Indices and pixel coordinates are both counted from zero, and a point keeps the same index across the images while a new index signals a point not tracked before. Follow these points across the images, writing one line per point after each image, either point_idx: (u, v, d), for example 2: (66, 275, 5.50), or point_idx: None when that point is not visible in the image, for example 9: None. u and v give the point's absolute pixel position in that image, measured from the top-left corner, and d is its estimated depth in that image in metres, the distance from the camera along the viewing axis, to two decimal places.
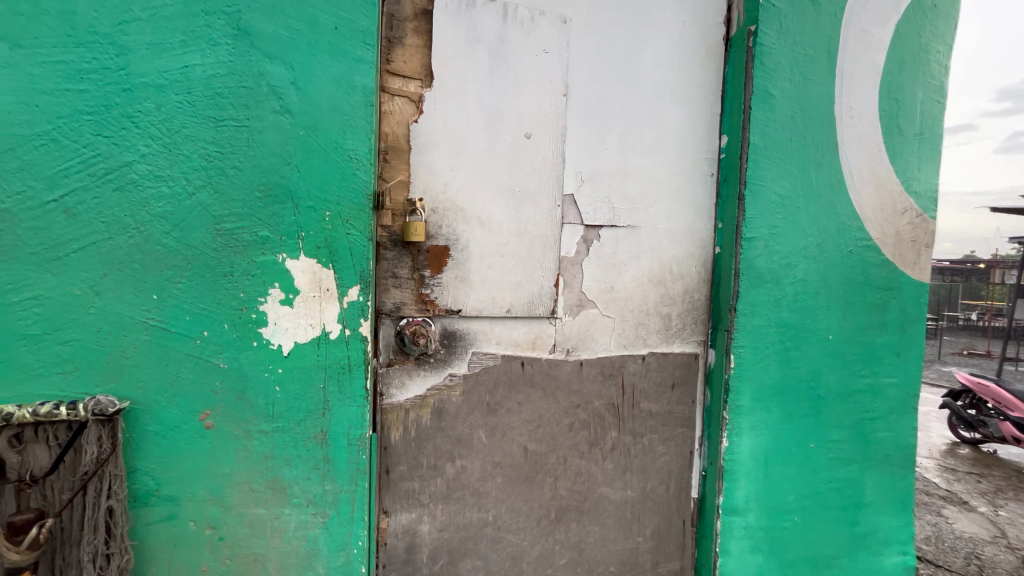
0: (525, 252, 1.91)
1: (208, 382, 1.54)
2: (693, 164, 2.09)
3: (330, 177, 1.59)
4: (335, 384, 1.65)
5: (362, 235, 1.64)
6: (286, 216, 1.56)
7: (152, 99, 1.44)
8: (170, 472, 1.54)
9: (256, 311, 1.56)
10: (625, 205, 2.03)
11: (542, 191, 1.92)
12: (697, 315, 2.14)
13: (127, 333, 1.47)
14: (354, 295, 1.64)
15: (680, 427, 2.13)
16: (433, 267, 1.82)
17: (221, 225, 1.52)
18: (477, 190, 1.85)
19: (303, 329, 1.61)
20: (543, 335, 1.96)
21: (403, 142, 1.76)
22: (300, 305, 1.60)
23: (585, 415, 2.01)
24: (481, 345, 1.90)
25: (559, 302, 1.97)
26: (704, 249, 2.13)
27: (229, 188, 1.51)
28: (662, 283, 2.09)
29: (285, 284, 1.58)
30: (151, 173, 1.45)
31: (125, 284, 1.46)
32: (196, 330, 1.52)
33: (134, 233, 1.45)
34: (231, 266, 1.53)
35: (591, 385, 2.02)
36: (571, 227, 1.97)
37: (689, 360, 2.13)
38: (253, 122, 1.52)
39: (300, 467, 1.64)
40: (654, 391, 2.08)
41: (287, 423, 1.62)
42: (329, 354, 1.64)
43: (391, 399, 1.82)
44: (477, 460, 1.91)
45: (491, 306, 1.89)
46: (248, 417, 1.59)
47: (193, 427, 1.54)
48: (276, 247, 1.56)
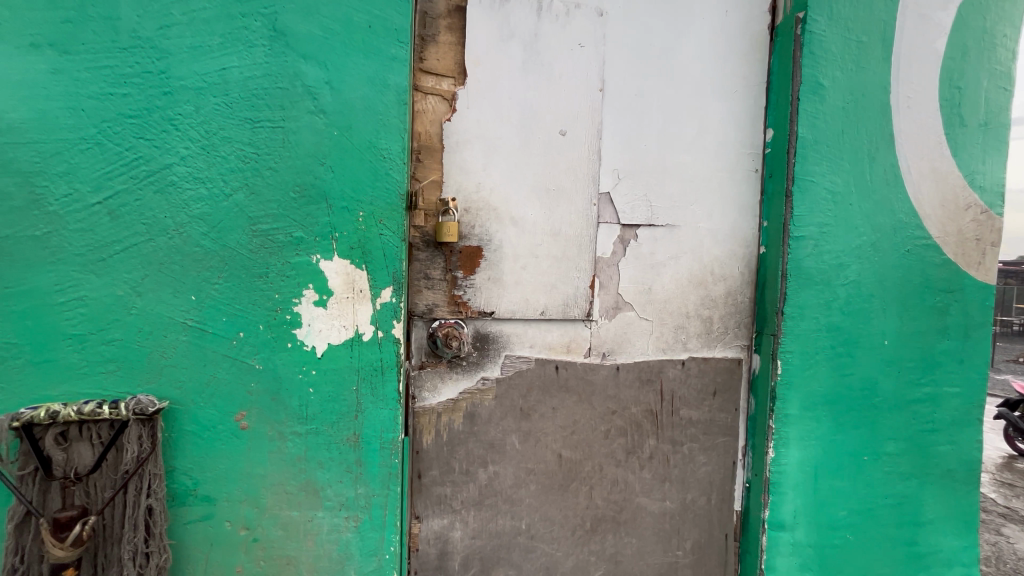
0: (559, 252, 1.86)
1: (244, 383, 1.55)
2: (736, 160, 2.00)
3: (363, 177, 1.57)
4: (367, 386, 1.63)
5: (395, 236, 1.61)
6: (320, 217, 1.56)
7: (191, 101, 1.45)
8: (207, 472, 1.55)
9: (290, 312, 1.56)
10: (664, 203, 1.95)
11: (577, 190, 1.86)
12: (740, 318, 2.03)
13: (166, 333, 1.48)
14: (387, 296, 1.62)
15: (722, 436, 2.03)
16: (466, 268, 1.79)
17: (257, 226, 1.52)
18: (511, 189, 1.80)
19: (336, 330, 1.60)
20: (578, 338, 1.90)
21: (436, 141, 1.74)
22: (334, 306, 1.59)
23: (622, 422, 1.93)
24: (514, 348, 1.85)
25: (594, 304, 1.91)
26: (748, 249, 2.02)
27: (265, 189, 1.52)
28: (702, 284, 1.99)
29: (319, 285, 1.57)
30: (189, 175, 1.47)
31: (164, 285, 1.47)
32: (232, 331, 1.53)
33: (174, 235, 1.47)
34: (266, 267, 1.53)
35: (628, 391, 1.94)
36: (607, 227, 1.90)
37: (732, 366, 2.03)
38: (288, 123, 1.52)
39: (333, 470, 1.63)
40: (695, 397, 1.99)
41: (320, 425, 1.61)
42: (362, 356, 1.62)
43: (424, 402, 1.80)
44: (510, 466, 1.86)
45: (524, 308, 1.84)
46: (282, 418, 1.58)
47: (229, 428, 1.55)
48: (310, 248, 1.55)
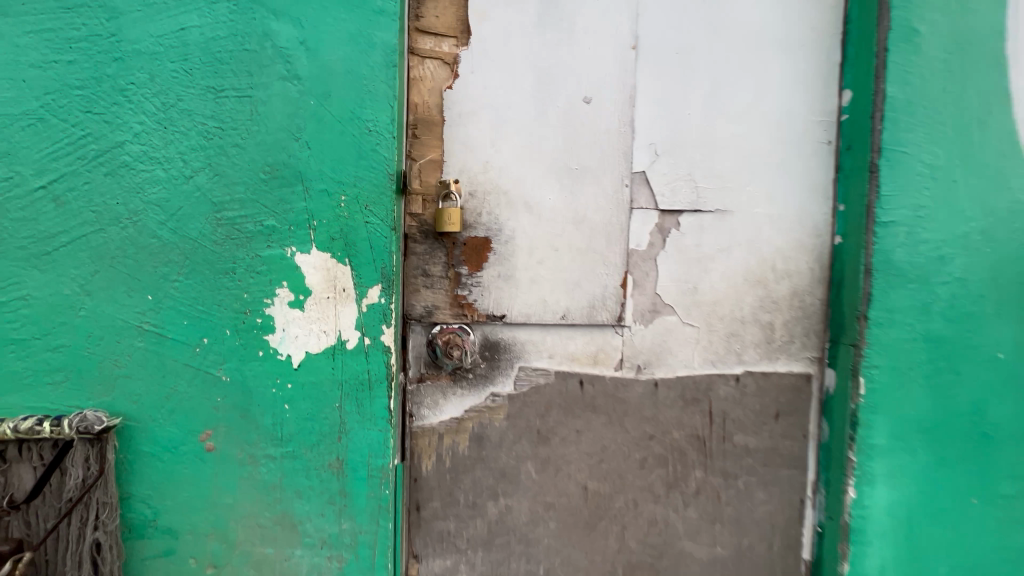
0: (584, 244, 1.55)
1: (209, 397, 1.32)
2: (803, 130, 1.63)
3: (345, 154, 1.32)
4: (352, 403, 1.37)
5: (384, 224, 1.35)
6: (295, 202, 1.32)
7: (145, 68, 1.25)
8: (168, 501, 1.33)
9: (261, 315, 1.33)
10: (712, 184, 1.61)
11: (605, 169, 1.55)
12: (809, 324, 1.66)
13: (119, 339, 1.28)
14: (374, 297, 1.36)
15: (786, 469, 1.66)
16: (471, 264, 1.51)
17: (222, 213, 1.30)
18: (525, 169, 1.52)
19: (315, 337, 1.35)
20: (607, 348, 1.59)
21: (436, 113, 1.48)
22: (312, 308, 1.34)
23: (661, 449, 1.60)
24: (530, 359, 1.56)
25: (627, 306, 1.59)
26: (819, 239, 1.65)
27: (230, 170, 1.29)
28: (761, 283, 1.63)
29: (295, 283, 1.33)
30: (144, 154, 1.26)
31: (117, 283, 1.27)
32: (194, 337, 1.30)
33: (127, 224, 1.26)
34: (232, 262, 1.31)
35: (668, 412, 1.61)
36: (642, 213, 1.58)
37: (799, 383, 1.66)
38: (257, 91, 1.29)
39: (313, 502, 1.38)
40: (752, 421, 1.63)
41: (298, 448, 1.37)
42: (345, 368, 1.36)
43: (423, 421, 1.53)
44: (525, 499, 1.56)
45: (542, 311, 1.54)
46: (253, 439, 1.35)
47: (192, 449, 1.33)
48: (283, 239, 1.32)
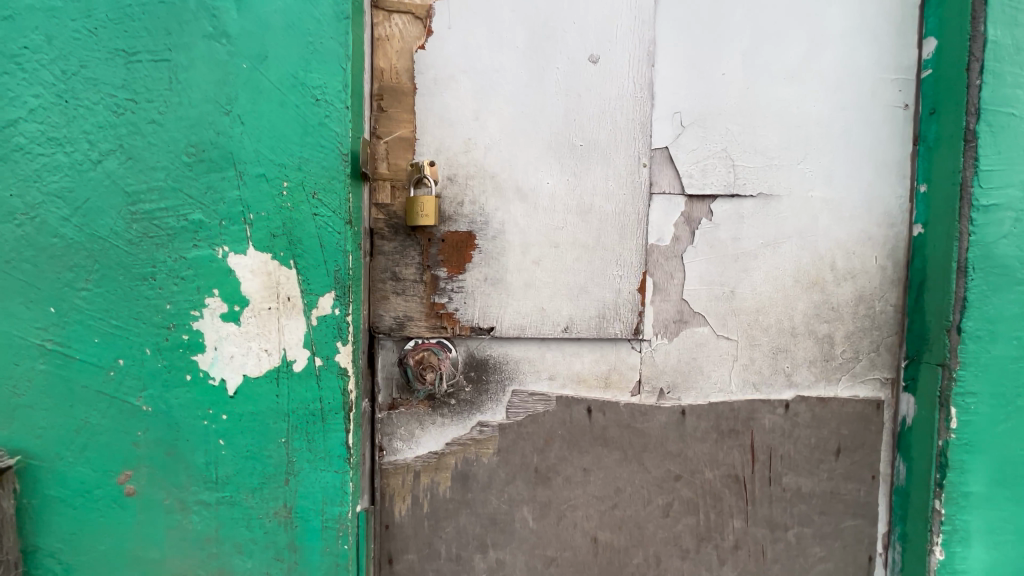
0: (591, 239, 1.25)
1: (128, 431, 1.09)
2: (872, 93, 1.29)
3: (287, 130, 1.06)
4: (302, 438, 1.11)
5: (337, 217, 1.08)
6: (226, 191, 1.06)
7: (41, 27, 1.01)
8: (82, 556, 1.09)
9: (188, 330, 1.08)
10: (753, 162, 1.28)
11: (617, 145, 1.25)
12: (880, 337, 1.32)
13: (18, 360, 1.05)
14: (325, 307, 1.09)
15: (850, 518, 1.32)
16: (452, 265, 1.23)
17: (138, 206, 1.05)
18: (517, 148, 1.23)
19: (254, 357, 1.09)
20: (622, 367, 1.29)
21: (406, 80, 1.20)
22: (250, 321, 1.08)
23: (689, 492, 1.30)
24: (526, 380, 1.27)
25: (646, 316, 1.28)
26: (892, 230, 1.31)
27: (147, 152, 1.05)
28: (817, 285, 1.30)
29: (228, 291, 1.08)
30: (42, 134, 1.02)
31: (13, 292, 1.04)
32: (108, 357, 1.07)
33: (22, 220, 1.03)
34: (151, 265, 1.06)
35: (699, 447, 1.30)
36: (664, 200, 1.27)
37: (866, 412, 1.32)
38: (177, 54, 1.04)
39: (256, 558, 1.12)
40: (806, 459, 1.30)
41: (236, 493, 1.11)
42: (292, 395, 1.10)
43: (395, 456, 1.26)
44: (520, 553, 1.28)
45: (539, 322, 1.25)
46: (182, 482, 1.10)
47: (109, 494, 1.09)
48: (212, 236, 1.06)
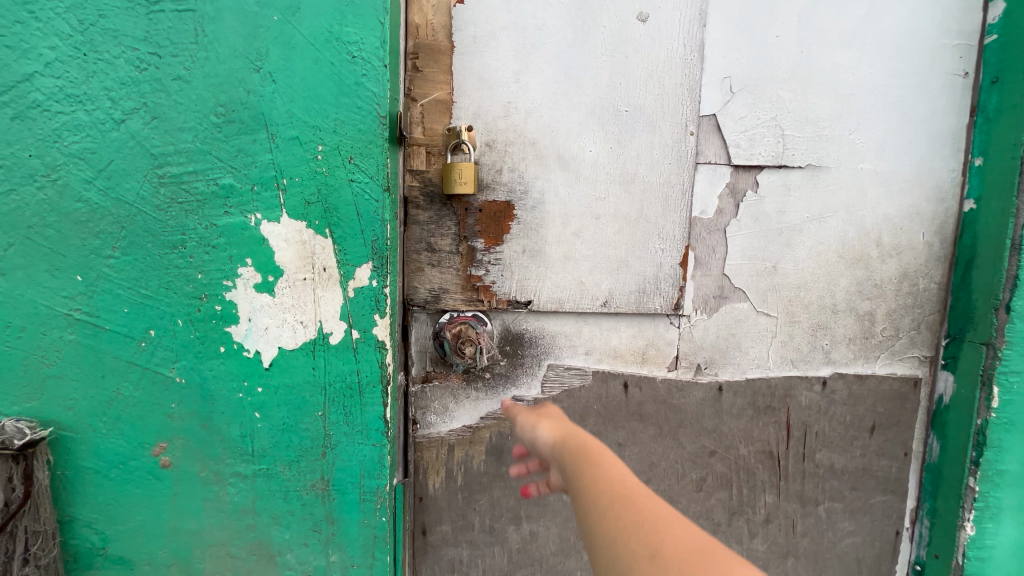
0: (633, 211, 1.21)
1: (161, 403, 1.06)
2: (931, 60, 1.22)
3: (321, 89, 0.99)
4: (339, 411, 1.09)
5: (374, 183, 1.03)
6: (257, 155, 1.00)
7: None
8: (118, 526, 1.08)
9: (221, 301, 1.04)
10: (804, 131, 1.23)
11: (664, 111, 1.19)
12: (921, 315, 1.29)
13: (45, 330, 1.01)
14: (362, 279, 1.05)
15: (880, 494, 1.33)
16: (489, 235, 1.19)
17: (164, 168, 1.00)
18: (559, 113, 1.17)
19: (288, 330, 1.05)
20: (660, 343, 1.27)
21: (442, 38, 1.13)
22: (284, 292, 1.04)
23: (723, 467, 1.30)
24: (562, 355, 1.25)
25: (686, 291, 1.25)
26: (941, 205, 1.26)
27: (173, 112, 0.98)
28: (861, 262, 1.27)
29: (262, 260, 1.03)
30: (60, 91, 0.95)
31: (37, 260, 0.99)
32: (139, 328, 1.03)
33: (43, 183, 0.97)
34: (181, 232, 1.01)
35: (735, 422, 1.29)
36: (710, 171, 1.22)
37: (903, 389, 1.31)
38: (202, 4, 0.96)
39: (293, 529, 1.12)
40: (841, 436, 1.30)
41: (273, 465, 1.10)
42: (329, 368, 1.07)
43: (429, 430, 1.25)
44: (553, 525, 1.30)
45: (578, 296, 1.22)
46: (217, 454, 1.09)
47: (144, 466, 1.08)
48: (244, 203, 1.01)
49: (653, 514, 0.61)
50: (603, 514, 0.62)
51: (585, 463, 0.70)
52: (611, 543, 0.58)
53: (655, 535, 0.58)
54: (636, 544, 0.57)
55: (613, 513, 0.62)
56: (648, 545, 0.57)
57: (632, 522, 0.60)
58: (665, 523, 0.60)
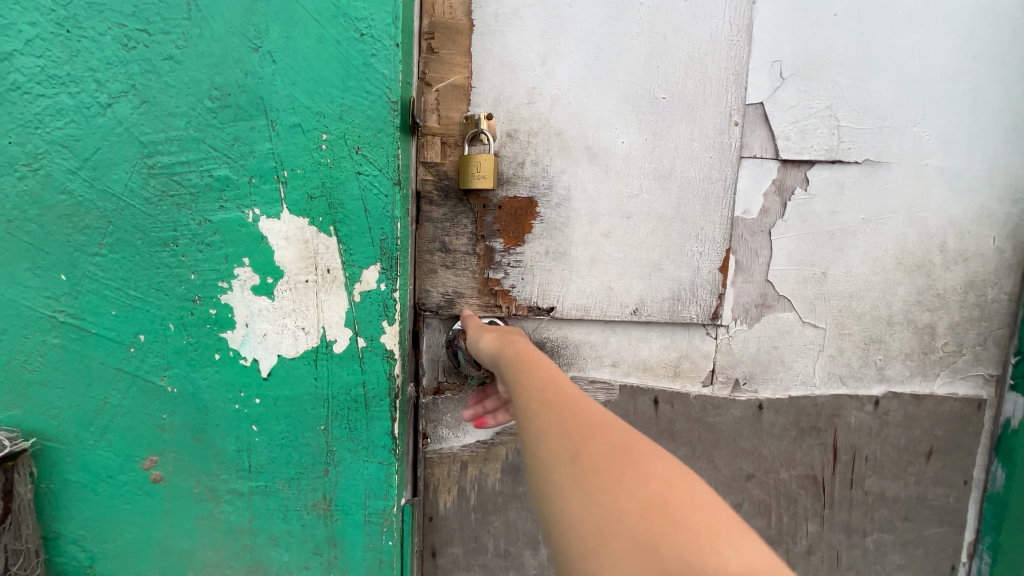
0: (669, 209, 1.09)
1: (151, 414, 0.98)
2: (1010, 43, 1.08)
3: (325, 71, 0.89)
4: (342, 426, 1.00)
5: (384, 176, 0.93)
6: (255, 144, 0.90)
7: None
8: (107, 544, 1.01)
9: (216, 305, 0.95)
10: (862, 122, 1.10)
11: (706, 99, 1.07)
12: (989, 329, 1.16)
13: (27, 334, 0.92)
14: (369, 282, 0.95)
15: (936, 526, 1.20)
16: (509, 235, 1.08)
17: (155, 158, 0.90)
18: (589, 99, 1.05)
19: (289, 337, 0.96)
20: (694, 355, 1.16)
21: (460, 17, 1.02)
22: (284, 296, 0.95)
23: (761, 492, 1.19)
24: (587, 366, 1.14)
25: (726, 299, 1.13)
26: (1016, 206, 1.12)
27: (164, 96, 0.89)
28: (923, 269, 1.14)
29: (260, 260, 0.94)
30: (41, 71, 0.86)
31: (18, 257, 0.90)
32: (128, 332, 0.95)
33: (24, 172, 0.88)
34: (173, 228, 0.92)
35: (776, 443, 1.17)
36: (754, 167, 1.10)
37: (965, 411, 1.18)
38: None
39: (293, 552, 1.03)
40: (893, 461, 1.18)
41: (271, 483, 1.01)
42: (332, 379, 0.98)
43: (441, 444, 1.16)
44: None
45: (606, 303, 1.11)
46: (212, 469, 1.00)
47: (133, 480, 0.99)
48: (240, 196, 0.92)
49: (578, 413, 0.54)
50: (527, 419, 0.56)
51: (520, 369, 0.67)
52: (530, 444, 0.52)
53: (573, 429, 0.52)
54: (552, 441, 0.51)
55: (535, 417, 0.55)
56: (562, 438, 0.51)
57: (549, 422, 0.54)
58: (587, 418, 0.53)
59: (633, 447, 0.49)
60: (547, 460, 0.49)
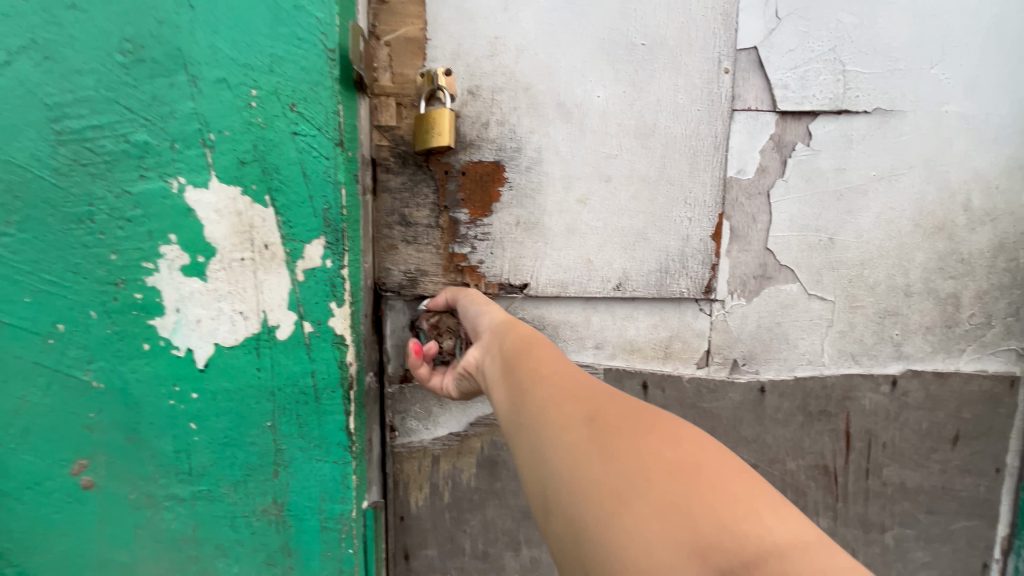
0: (653, 170, 0.97)
1: (78, 414, 0.83)
2: None
3: (252, 17, 0.78)
4: (292, 421, 0.90)
5: (324, 136, 0.83)
6: (177, 103, 0.79)
7: None
8: (33, 560, 0.87)
9: (142, 289, 0.82)
10: (870, 66, 0.97)
11: (692, 44, 0.94)
12: (1022, 298, 1.03)
13: None
14: (313, 259, 0.86)
15: (965, 519, 1.08)
16: (475, 205, 0.97)
17: (61, 119, 0.76)
18: (560, 49, 0.94)
19: (226, 323, 0.85)
20: (687, 334, 1.04)
21: None
22: (218, 276, 0.83)
23: (766, 485, 1.07)
24: (567, 349, 1.03)
25: (719, 270, 1.01)
26: None
27: (67, 43, 0.75)
28: (943, 231, 1.01)
29: (189, 236, 0.82)
30: None
31: None
32: (45, 321, 0.80)
33: None
34: (87, 202, 0.79)
35: (782, 431, 1.05)
36: (749, 120, 0.98)
37: (996, 391, 1.05)
38: None
39: (243, 562, 0.93)
40: (914, 447, 1.05)
41: (215, 487, 0.90)
42: (277, 369, 0.88)
43: (409, 439, 1.05)
44: None
45: (585, 277, 1.00)
46: (150, 474, 0.88)
47: (63, 487, 0.85)
48: (163, 163, 0.80)
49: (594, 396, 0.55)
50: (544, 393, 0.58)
51: (528, 356, 0.68)
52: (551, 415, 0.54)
53: (597, 403, 0.54)
54: (577, 412, 0.53)
55: (555, 394, 0.57)
56: (586, 411, 0.53)
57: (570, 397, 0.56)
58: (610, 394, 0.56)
59: (661, 420, 0.50)
60: (571, 431, 0.51)
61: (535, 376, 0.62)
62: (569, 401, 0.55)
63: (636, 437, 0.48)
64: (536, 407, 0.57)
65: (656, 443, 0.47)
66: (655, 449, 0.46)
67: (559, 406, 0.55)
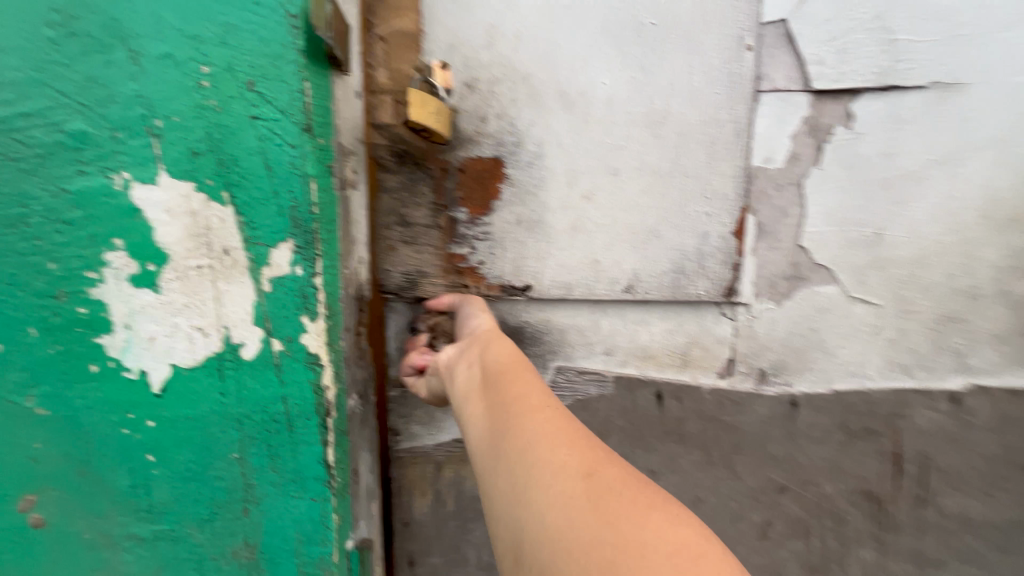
0: (665, 162, 0.89)
1: (20, 440, 0.60)
2: None
3: None
4: (268, 455, 0.67)
5: (289, 121, 0.60)
6: (109, 81, 0.55)
7: None
8: None
9: (87, 302, 0.58)
10: (924, 32, 0.84)
11: (709, 19, 0.85)
12: None
13: None
14: (265, 254, 0.61)
15: None
16: (473, 204, 0.92)
17: None
18: (563, 33, 0.87)
19: (183, 340, 0.61)
20: (706, 340, 0.95)
21: None
22: (173, 288, 0.60)
23: (799, 509, 0.96)
24: (575, 355, 0.97)
25: (743, 271, 0.92)
26: None
27: None
28: (1019, 223, 0.86)
29: (136, 241, 0.58)
30: None
31: None
32: None
33: None
34: (1, 199, 0.55)
35: (818, 450, 0.94)
36: (776, 103, 0.88)
37: None
38: None
39: None
40: (980, 475, 0.91)
41: (178, 526, 0.67)
42: (247, 393, 0.65)
43: (413, 445, 1.02)
44: None
45: (592, 279, 0.93)
46: (104, 509, 0.64)
47: (1, 526, 0.62)
48: (104, 157, 0.56)
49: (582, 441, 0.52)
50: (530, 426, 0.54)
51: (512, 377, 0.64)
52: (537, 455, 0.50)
53: (586, 450, 0.50)
54: (567, 458, 0.49)
55: (541, 430, 0.53)
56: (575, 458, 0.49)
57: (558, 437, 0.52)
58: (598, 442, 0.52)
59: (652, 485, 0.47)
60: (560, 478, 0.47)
61: (520, 402, 0.58)
62: (557, 442, 0.51)
63: (629, 501, 0.44)
64: (525, 439, 0.53)
65: (650, 513, 0.43)
66: (649, 520, 0.42)
67: (547, 446, 0.51)
